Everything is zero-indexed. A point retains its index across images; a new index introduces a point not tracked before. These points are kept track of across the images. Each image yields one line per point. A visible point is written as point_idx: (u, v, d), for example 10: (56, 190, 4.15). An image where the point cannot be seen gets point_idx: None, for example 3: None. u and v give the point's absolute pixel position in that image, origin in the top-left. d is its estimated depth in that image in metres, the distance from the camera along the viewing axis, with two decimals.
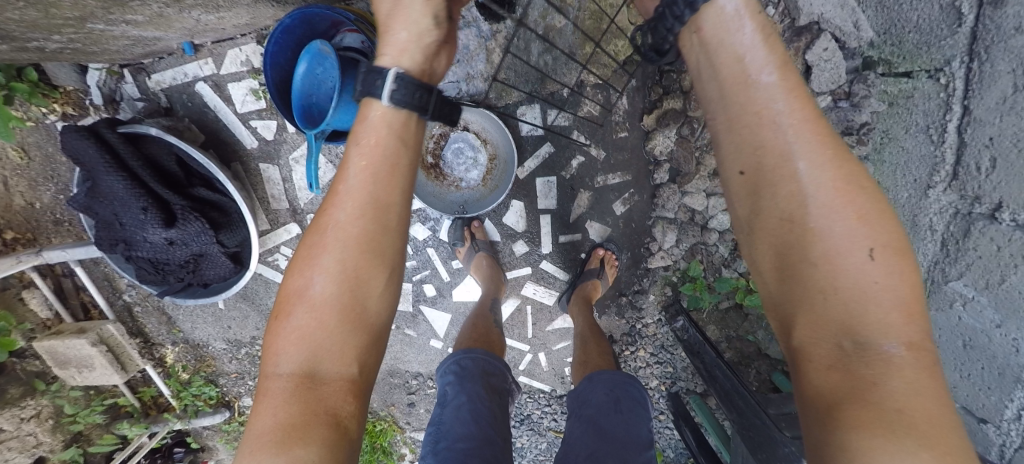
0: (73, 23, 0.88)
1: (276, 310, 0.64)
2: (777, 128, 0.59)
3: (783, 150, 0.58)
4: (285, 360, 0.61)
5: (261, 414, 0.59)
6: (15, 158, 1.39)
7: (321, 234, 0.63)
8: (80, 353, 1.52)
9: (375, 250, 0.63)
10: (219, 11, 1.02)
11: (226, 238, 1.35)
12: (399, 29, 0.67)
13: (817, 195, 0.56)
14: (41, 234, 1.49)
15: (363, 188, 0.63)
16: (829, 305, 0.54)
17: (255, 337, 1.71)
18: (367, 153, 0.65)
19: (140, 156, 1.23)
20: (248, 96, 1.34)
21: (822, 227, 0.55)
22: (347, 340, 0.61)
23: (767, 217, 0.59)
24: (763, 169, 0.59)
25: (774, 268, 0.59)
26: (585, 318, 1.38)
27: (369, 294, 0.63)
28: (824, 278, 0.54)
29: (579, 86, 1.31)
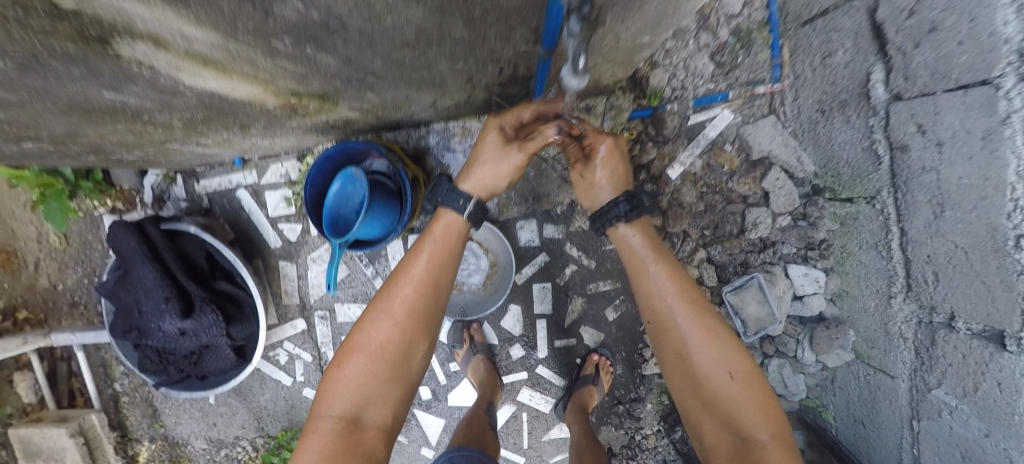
0: (155, 143, 1.08)
1: (338, 359, 0.79)
2: (664, 298, 0.92)
3: (668, 312, 0.91)
4: (338, 404, 0.75)
5: (309, 450, 0.71)
6: (55, 242, 1.53)
7: (389, 302, 0.82)
8: (55, 444, 1.48)
9: (425, 321, 0.82)
10: (274, 137, 1.23)
11: (236, 331, 1.40)
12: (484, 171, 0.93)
13: (692, 337, 0.87)
14: (52, 316, 1.56)
15: (424, 277, 0.84)
16: (716, 410, 0.82)
17: (239, 437, 1.63)
18: (438, 240, 0.88)
19: (174, 249, 1.35)
20: (281, 203, 1.51)
21: (697, 358, 0.86)
22: (391, 394, 0.78)
23: (666, 352, 0.90)
24: (659, 319, 0.92)
25: (682, 385, 0.87)
26: (582, 428, 1.37)
27: (416, 359, 0.81)
28: (708, 392, 0.83)
29: (571, 205, 1.48)
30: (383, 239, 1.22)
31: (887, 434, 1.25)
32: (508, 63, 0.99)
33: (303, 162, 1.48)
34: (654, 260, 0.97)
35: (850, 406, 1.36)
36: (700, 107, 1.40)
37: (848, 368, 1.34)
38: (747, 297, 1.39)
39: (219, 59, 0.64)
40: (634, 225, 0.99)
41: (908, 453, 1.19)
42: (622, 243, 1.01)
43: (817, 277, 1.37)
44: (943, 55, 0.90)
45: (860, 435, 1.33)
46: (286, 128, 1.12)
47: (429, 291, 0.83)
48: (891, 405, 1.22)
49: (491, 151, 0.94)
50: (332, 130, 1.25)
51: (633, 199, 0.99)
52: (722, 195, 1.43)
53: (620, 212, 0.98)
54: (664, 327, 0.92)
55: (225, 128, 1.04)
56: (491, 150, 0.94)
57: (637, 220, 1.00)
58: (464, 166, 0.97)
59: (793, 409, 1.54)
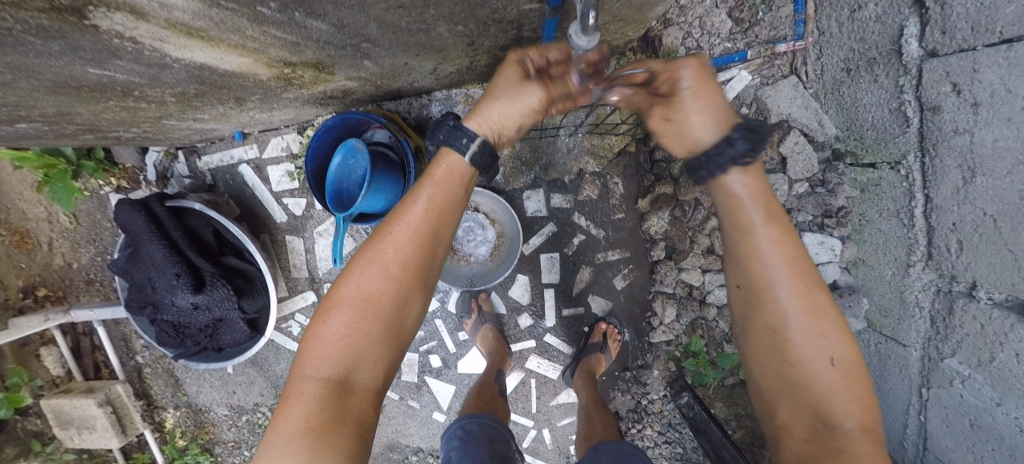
0: (151, 120, 1.05)
1: (321, 315, 0.69)
2: (763, 261, 0.70)
3: (768, 280, 0.70)
4: (324, 364, 0.66)
5: (291, 417, 0.63)
6: (66, 222, 1.54)
7: (380, 252, 0.70)
8: (85, 413, 1.54)
9: (418, 276, 0.72)
10: (272, 110, 1.19)
11: (247, 304, 1.42)
12: (494, 111, 0.80)
13: (796, 313, 0.68)
14: (70, 292, 1.60)
15: (423, 226, 0.72)
16: (803, 397, 0.65)
17: (258, 404, 1.68)
18: (437, 186, 0.76)
19: (181, 226, 1.36)
20: (284, 177, 1.49)
21: (795, 338, 0.67)
22: (381, 353, 0.68)
23: (755, 325, 0.71)
24: (757, 286, 0.71)
25: (761, 360, 0.70)
26: (589, 391, 1.38)
27: (411, 316, 0.72)
28: (800, 377, 0.66)
29: (579, 174, 1.45)
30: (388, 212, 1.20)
31: (894, 399, 1.24)
32: (513, 24, 0.94)
33: (304, 135, 1.45)
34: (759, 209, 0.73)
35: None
36: (716, 67, 1.31)
37: (859, 336, 1.34)
38: None
39: (203, 28, 0.60)
40: (749, 172, 0.74)
41: (914, 420, 1.19)
42: (722, 193, 0.76)
43: (833, 246, 1.32)
44: (988, 6, 0.84)
45: None
46: (283, 101, 1.09)
47: (427, 242, 0.72)
48: (901, 373, 1.21)
49: (504, 84, 0.80)
50: (330, 102, 1.21)
51: (752, 132, 0.72)
52: None
53: (735, 152, 0.73)
54: (760, 295, 0.70)
55: (221, 102, 1.01)
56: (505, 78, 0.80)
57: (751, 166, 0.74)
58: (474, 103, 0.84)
59: None
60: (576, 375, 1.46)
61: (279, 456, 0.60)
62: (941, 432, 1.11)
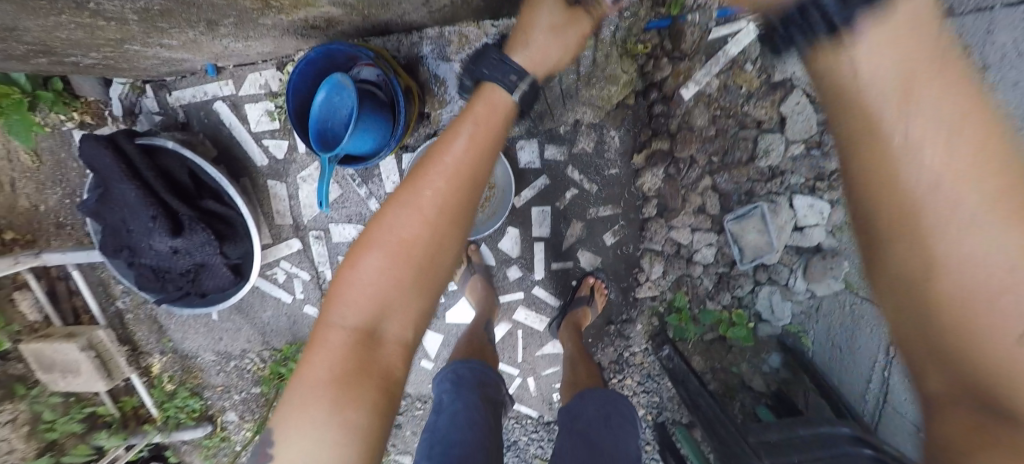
0: (112, 43, 0.96)
1: (350, 260, 0.68)
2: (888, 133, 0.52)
3: (881, 145, 0.52)
4: (350, 313, 0.66)
5: (317, 365, 0.63)
6: (28, 161, 1.45)
7: (413, 196, 0.69)
8: (68, 357, 1.52)
9: (456, 221, 0.71)
10: (248, 40, 1.11)
11: (230, 250, 1.37)
12: (542, 39, 0.89)
13: (936, 200, 0.48)
14: (40, 236, 1.52)
15: (458, 169, 0.72)
16: (953, 366, 0.47)
17: (245, 349, 1.66)
18: (475, 126, 0.77)
19: (154, 166, 1.28)
20: (264, 116, 1.40)
21: (949, 239, 0.47)
22: (412, 304, 0.68)
23: (887, 243, 0.51)
24: (869, 177, 0.53)
25: (896, 302, 0.52)
26: (574, 343, 1.42)
27: (443, 265, 0.70)
28: (955, 316, 0.46)
29: (574, 125, 1.41)
30: (377, 155, 1.14)
31: (860, 358, 1.32)
32: None
33: (284, 72, 1.36)
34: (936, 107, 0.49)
35: (833, 327, 1.41)
36: (723, 18, 1.25)
37: (835, 297, 1.40)
38: (747, 226, 1.39)
39: None
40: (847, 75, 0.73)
41: (879, 375, 1.26)
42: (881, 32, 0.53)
43: (822, 209, 1.34)
44: None
45: (834, 357, 1.41)
46: (260, 27, 1.01)
47: (466, 186, 0.72)
48: (872, 332, 1.27)
49: (543, 14, 0.89)
50: (312, 33, 1.12)
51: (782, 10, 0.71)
52: (734, 119, 1.34)
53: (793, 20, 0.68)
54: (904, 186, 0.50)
55: (190, 24, 0.92)
56: (547, 10, 0.88)
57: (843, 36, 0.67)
58: (515, 39, 0.91)
59: (775, 334, 1.56)
60: (562, 326, 1.49)
61: (305, 404, 0.61)
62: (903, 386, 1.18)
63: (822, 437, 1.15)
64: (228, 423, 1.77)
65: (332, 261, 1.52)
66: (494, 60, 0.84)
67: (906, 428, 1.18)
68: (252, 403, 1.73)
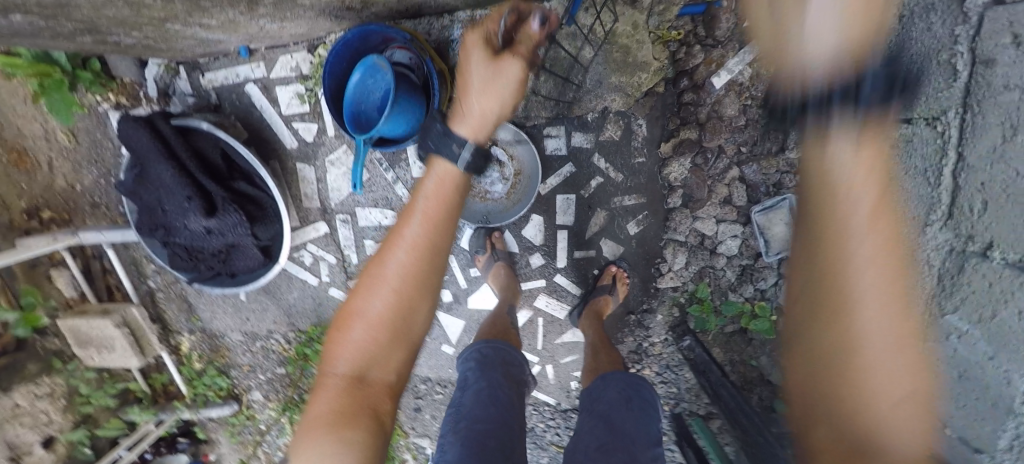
0: (155, 22, 0.98)
1: (340, 323, 0.78)
2: (838, 190, 0.71)
3: (843, 211, 0.71)
4: (343, 362, 0.76)
5: (319, 403, 0.74)
6: (65, 140, 1.49)
7: (382, 268, 0.76)
8: (103, 333, 1.57)
9: (424, 285, 0.76)
10: (284, 21, 1.12)
11: (260, 231, 1.39)
12: (483, 101, 0.78)
13: (865, 250, 0.69)
14: (76, 215, 1.58)
15: (418, 243, 0.75)
16: (831, 394, 0.69)
17: (272, 331, 1.70)
18: (431, 195, 0.77)
19: (189, 147, 1.31)
20: (294, 100, 1.42)
21: (855, 277, 0.69)
22: (394, 355, 0.76)
23: (821, 282, 0.71)
24: (826, 225, 0.72)
25: (801, 312, 0.74)
26: (596, 330, 1.44)
27: (417, 323, 0.77)
28: (851, 362, 0.68)
29: (602, 113, 1.40)
30: (410, 139, 1.15)
31: None
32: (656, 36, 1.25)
33: (315, 54, 1.37)
34: (857, 178, 0.71)
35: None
36: None
37: None
38: (775, 219, 1.37)
39: None
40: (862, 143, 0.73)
41: None
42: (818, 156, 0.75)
43: None
44: None
45: None
46: (298, 8, 1.03)
47: (429, 257, 0.75)
48: None
49: (477, 69, 0.79)
50: (347, 14, 1.14)
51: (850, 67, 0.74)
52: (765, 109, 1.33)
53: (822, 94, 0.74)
54: (830, 268, 0.70)
55: (231, 3, 0.94)
56: (477, 69, 0.79)
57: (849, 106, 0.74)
58: (452, 109, 0.82)
59: None
60: (584, 314, 1.51)
61: (308, 434, 0.71)
62: None
63: None
64: (253, 402, 1.81)
65: (358, 245, 1.54)
66: (440, 131, 0.78)
67: None
68: (276, 384, 1.77)
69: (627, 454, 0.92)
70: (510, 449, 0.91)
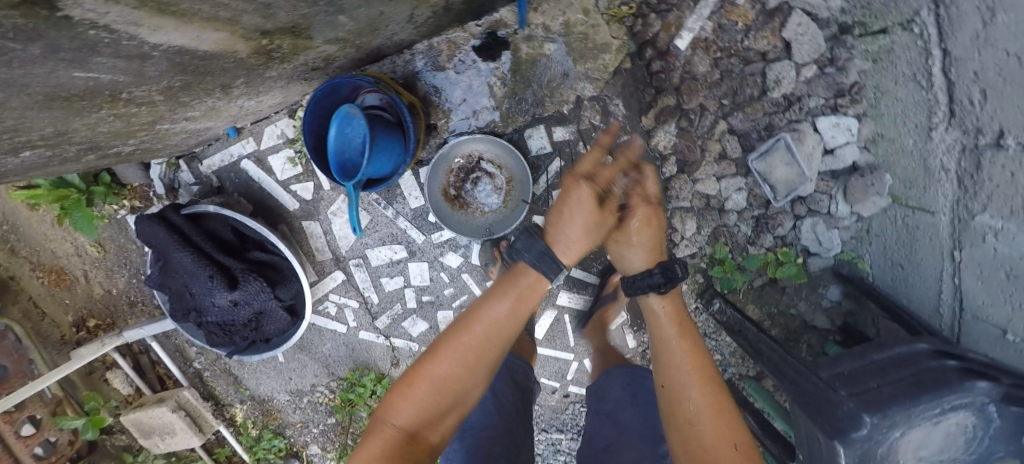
0: (145, 127, 1.06)
1: (409, 380, 0.81)
2: (668, 343, 0.97)
3: (675, 369, 0.92)
4: (404, 417, 0.78)
5: (366, 453, 0.74)
6: (94, 252, 1.60)
7: (463, 342, 0.84)
8: (163, 420, 1.66)
9: (493, 365, 0.86)
10: (258, 96, 1.19)
11: (281, 293, 1.46)
12: (576, 236, 0.97)
13: (695, 391, 0.87)
14: (117, 317, 1.69)
15: (501, 329, 0.87)
16: (688, 423, 0.84)
17: (315, 384, 1.75)
18: (519, 294, 0.92)
19: (201, 230, 1.39)
20: (287, 164, 1.49)
21: (688, 397, 0.87)
22: (448, 419, 0.82)
23: (667, 414, 0.88)
24: (672, 386, 0.90)
25: (668, 431, 0.87)
26: (603, 341, 1.49)
27: (473, 395, 0.85)
28: (683, 398, 0.87)
29: (577, 102, 1.40)
30: (395, 174, 1.20)
31: (926, 271, 1.22)
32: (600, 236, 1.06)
33: (296, 118, 1.44)
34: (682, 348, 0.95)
35: (886, 246, 1.36)
36: None
37: (885, 214, 1.33)
38: (774, 162, 1.34)
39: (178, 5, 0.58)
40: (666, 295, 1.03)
41: (949, 284, 1.14)
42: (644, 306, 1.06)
43: (849, 126, 1.30)
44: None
45: (898, 275, 1.33)
46: (268, 81, 1.09)
47: (505, 344, 0.87)
48: (932, 241, 1.17)
49: (582, 211, 0.96)
50: (315, 74, 1.19)
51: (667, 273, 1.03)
52: (738, 58, 1.32)
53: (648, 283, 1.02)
54: (678, 395, 0.88)
55: (208, 93, 1.00)
56: (582, 215, 0.96)
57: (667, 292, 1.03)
58: (552, 231, 0.98)
59: (829, 265, 1.53)
60: (589, 322, 1.55)
61: None
62: (977, 289, 1.05)
63: (897, 357, 1.09)
64: (313, 456, 1.86)
65: (375, 284, 1.58)
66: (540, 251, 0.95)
67: (989, 333, 1.03)
68: (330, 434, 1.81)
69: (634, 452, 0.97)
70: (512, 453, 1.03)
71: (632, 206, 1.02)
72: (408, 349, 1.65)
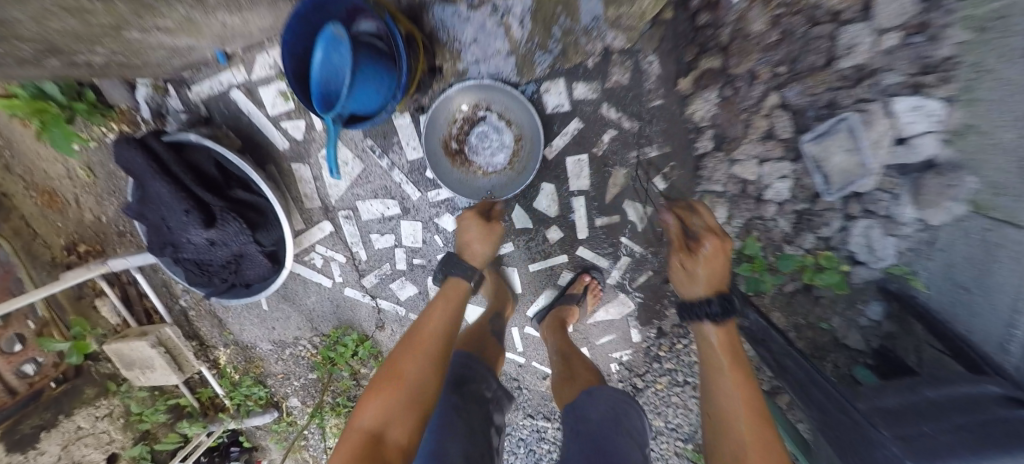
0: (112, 32, 0.94)
1: (371, 389, 0.95)
2: (721, 370, 0.96)
3: (721, 393, 0.93)
4: (364, 418, 0.89)
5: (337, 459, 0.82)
6: (84, 177, 1.52)
7: (413, 337, 1.05)
8: (142, 354, 1.59)
9: (436, 353, 1.02)
10: (242, 11, 1.07)
11: (263, 237, 1.37)
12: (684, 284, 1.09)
13: (739, 414, 0.88)
14: (107, 246, 1.65)
15: (436, 321, 1.08)
16: (732, 454, 0.84)
17: (298, 337, 1.68)
18: (447, 293, 1.17)
19: (183, 162, 1.28)
20: (278, 98, 1.36)
21: (736, 423, 0.88)
22: (406, 417, 0.90)
23: (715, 445, 0.89)
24: (722, 418, 0.90)
25: (712, 455, 0.89)
26: (557, 339, 1.37)
27: (430, 387, 0.95)
28: (730, 428, 0.87)
29: (604, 55, 1.20)
30: (378, 115, 1.07)
31: (1001, 299, 0.98)
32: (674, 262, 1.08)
33: None
34: (732, 375, 0.95)
35: (953, 264, 1.12)
36: None
37: (958, 225, 1.10)
38: (831, 146, 1.13)
39: None
40: (721, 326, 1.01)
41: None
42: (703, 337, 1.04)
43: (932, 111, 1.05)
44: None
45: (961, 302, 1.10)
46: None
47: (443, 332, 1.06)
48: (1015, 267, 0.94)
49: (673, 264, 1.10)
50: None
51: (726, 302, 1.03)
52: (803, 15, 1.07)
53: (704, 311, 1.02)
54: (724, 422, 0.89)
55: None
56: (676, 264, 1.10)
57: (728, 322, 1.02)
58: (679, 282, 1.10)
59: (875, 278, 1.32)
60: (545, 321, 1.44)
61: None
62: None
63: (964, 399, 0.89)
64: (292, 408, 1.83)
65: (364, 240, 1.47)
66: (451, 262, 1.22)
67: None
68: (311, 389, 1.75)
69: None
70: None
71: (700, 237, 1.03)
72: (394, 313, 1.56)
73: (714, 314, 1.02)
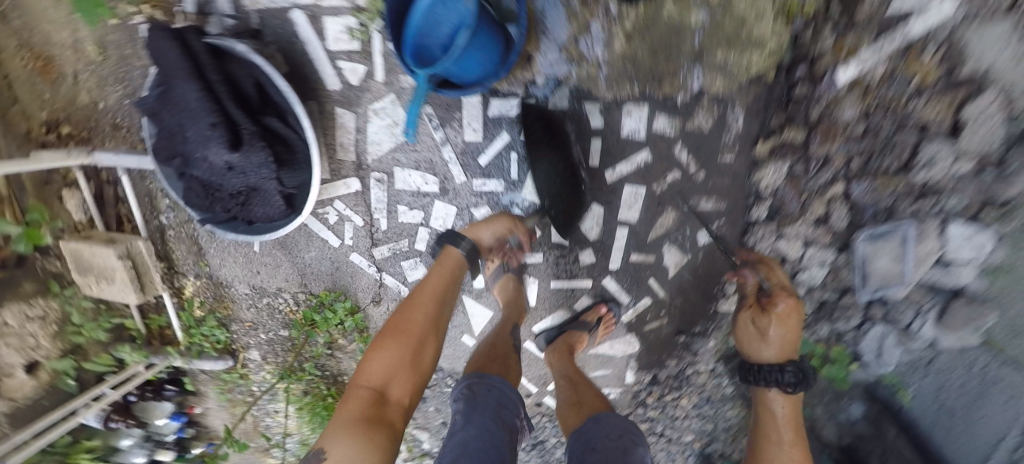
0: None
1: (375, 344, 1.02)
2: (777, 440, 1.04)
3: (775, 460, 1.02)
4: (371, 374, 0.96)
5: (347, 411, 0.89)
6: (92, 53, 1.32)
7: (414, 303, 1.10)
8: (106, 262, 1.43)
9: (437, 324, 1.09)
10: None
11: (287, 176, 1.25)
12: (753, 345, 1.08)
13: None
14: (95, 135, 1.42)
15: (437, 288, 1.12)
16: None
17: (283, 289, 1.55)
18: (443, 264, 1.16)
19: (222, 71, 1.15)
20: (343, 34, 1.22)
21: None
22: (408, 378, 0.98)
23: None
24: None
25: None
26: (567, 366, 1.31)
27: (427, 353, 1.04)
28: None
29: (696, 95, 1.17)
30: (469, 86, 1.01)
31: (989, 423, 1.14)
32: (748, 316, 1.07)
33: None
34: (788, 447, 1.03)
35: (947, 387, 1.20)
36: None
37: (963, 352, 1.15)
38: (881, 250, 1.15)
39: None
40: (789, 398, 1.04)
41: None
42: (764, 404, 1.08)
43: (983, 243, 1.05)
44: None
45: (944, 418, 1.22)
46: None
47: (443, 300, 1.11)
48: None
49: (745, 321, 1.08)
50: None
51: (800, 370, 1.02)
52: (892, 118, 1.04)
53: (780, 375, 1.02)
54: None
55: None
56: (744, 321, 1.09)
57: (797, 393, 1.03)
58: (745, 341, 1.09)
59: (866, 380, 1.35)
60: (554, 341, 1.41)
61: (342, 431, 0.84)
62: None
63: None
64: (250, 360, 1.71)
65: (390, 210, 1.38)
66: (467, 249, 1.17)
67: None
68: (277, 346, 1.64)
69: None
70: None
71: (775, 294, 1.03)
72: (396, 291, 1.48)
73: (782, 382, 1.02)
